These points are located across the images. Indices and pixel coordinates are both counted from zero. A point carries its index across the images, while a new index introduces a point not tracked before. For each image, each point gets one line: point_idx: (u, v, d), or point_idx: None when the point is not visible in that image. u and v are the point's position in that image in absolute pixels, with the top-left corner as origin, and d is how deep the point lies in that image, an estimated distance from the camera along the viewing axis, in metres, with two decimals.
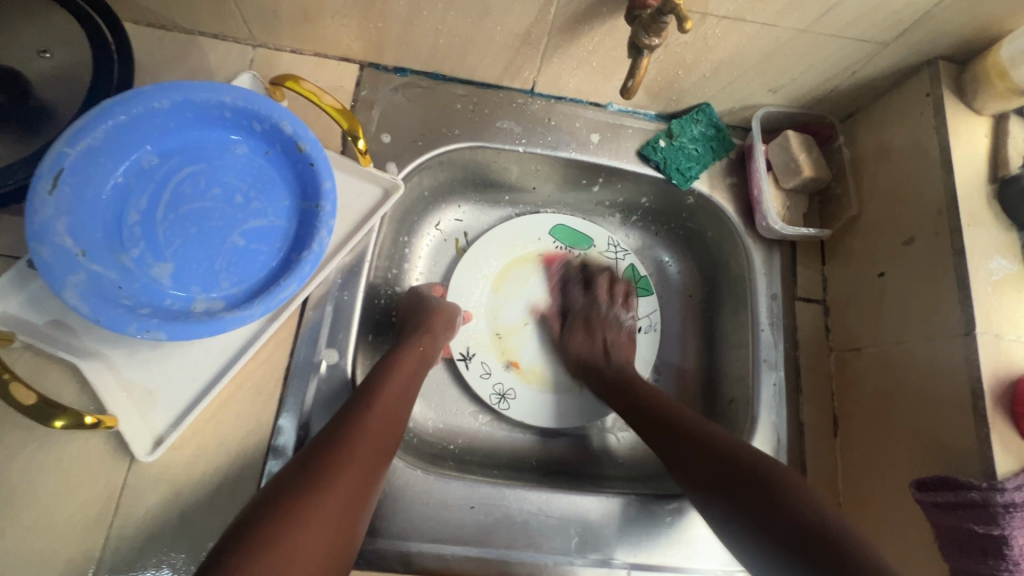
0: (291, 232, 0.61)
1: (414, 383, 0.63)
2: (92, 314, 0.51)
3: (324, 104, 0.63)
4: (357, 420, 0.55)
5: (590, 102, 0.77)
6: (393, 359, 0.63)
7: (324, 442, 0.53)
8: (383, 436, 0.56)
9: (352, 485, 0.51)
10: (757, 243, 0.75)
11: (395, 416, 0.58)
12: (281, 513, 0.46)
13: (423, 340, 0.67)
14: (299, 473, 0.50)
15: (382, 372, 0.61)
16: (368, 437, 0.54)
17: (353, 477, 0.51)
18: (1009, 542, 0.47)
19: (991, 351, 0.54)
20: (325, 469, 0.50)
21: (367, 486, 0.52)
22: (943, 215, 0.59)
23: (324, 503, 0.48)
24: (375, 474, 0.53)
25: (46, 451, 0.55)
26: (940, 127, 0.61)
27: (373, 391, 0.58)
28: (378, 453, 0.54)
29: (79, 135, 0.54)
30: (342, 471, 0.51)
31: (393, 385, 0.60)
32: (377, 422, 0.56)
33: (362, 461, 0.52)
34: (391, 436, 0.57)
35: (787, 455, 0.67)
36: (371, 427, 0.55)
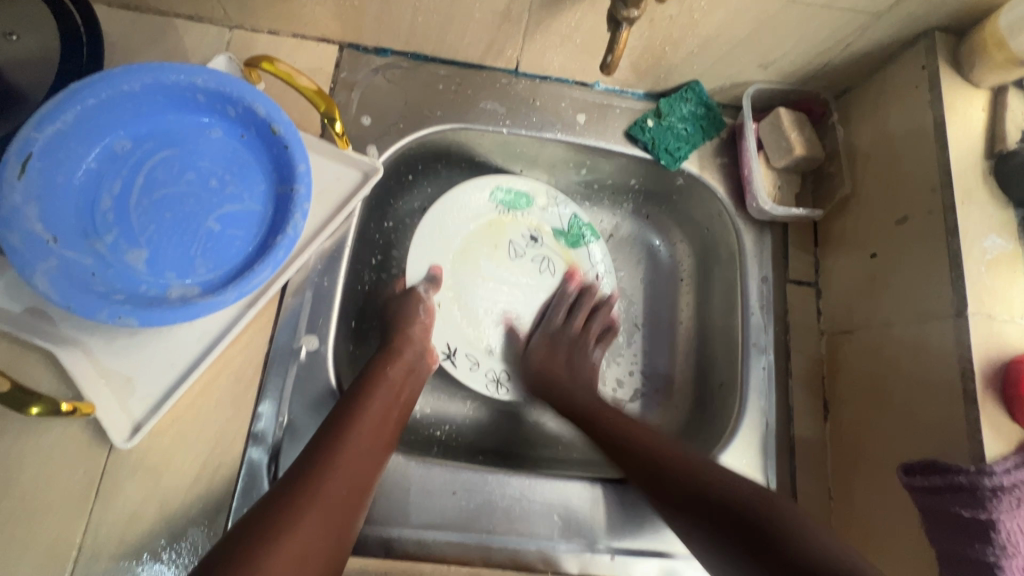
0: (267, 217, 0.60)
1: (397, 400, 0.60)
2: (64, 301, 0.51)
3: (299, 85, 0.61)
4: (333, 445, 0.53)
5: (576, 82, 0.75)
6: (377, 374, 0.61)
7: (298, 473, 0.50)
8: (363, 460, 0.54)
9: (326, 517, 0.49)
10: (747, 224, 0.73)
11: (377, 438, 0.56)
12: (249, 550, 0.44)
13: (408, 352, 0.64)
14: (268, 506, 0.48)
15: (365, 389, 0.59)
16: (344, 463, 0.52)
17: (327, 508, 0.49)
18: (997, 526, 0.46)
19: (983, 331, 0.52)
20: (298, 501, 0.48)
21: (343, 517, 0.50)
22: (937, 193, 0.57)
23: (295, 536, 0.46)
24: (352, 504, 0.51)
25: (24, 439, 0.55)
26: (935, 101, 0.59)
27: (354, 412, 0.56)
28: (356, 480, 0.52)
29: (47, 119, 0.53)
30: (315, 502, 0.49)
31: (377, 404, 0.58)
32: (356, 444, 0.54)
33: (337, 492, 0.50)
34: (372, 460, 0.55)
35: (776, 439, 0.66)
36: (350, 453, 0.53)
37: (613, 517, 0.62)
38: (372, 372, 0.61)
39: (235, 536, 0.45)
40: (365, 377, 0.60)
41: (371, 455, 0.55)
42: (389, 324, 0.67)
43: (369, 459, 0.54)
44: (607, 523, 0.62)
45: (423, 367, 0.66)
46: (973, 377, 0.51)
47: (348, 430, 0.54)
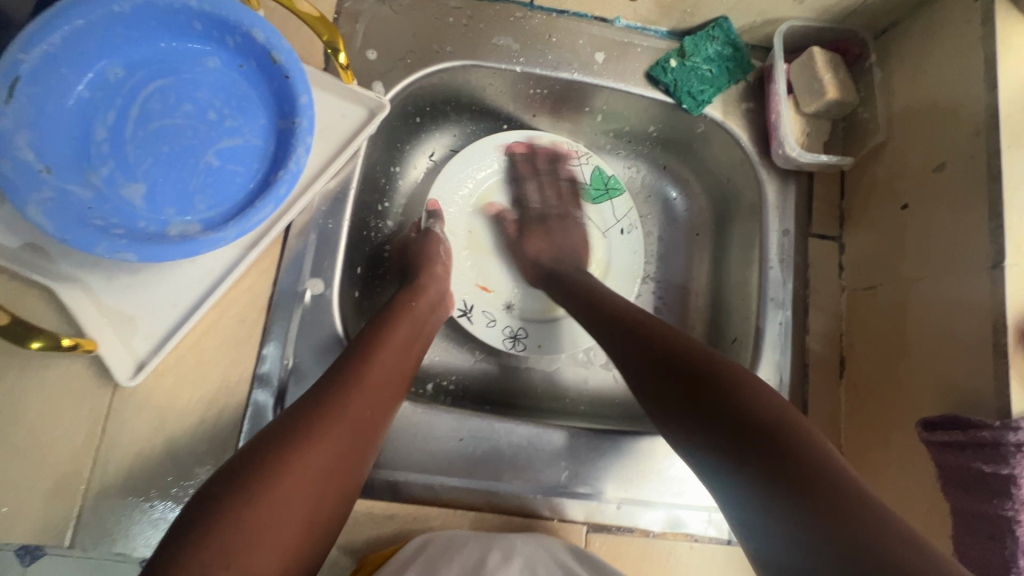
0: (268, 153, 0.57)
1: (418, 335, 0.60)
2: (59, 233, 0.49)
3: (300, 11, 0.57)
4: (358, 368, 0.52)
5: (595, 16, 0.70)
6: (399, 310, 0.60)
7: (319, 395, 0.50)
8: (385, 388, 0.53)
9: (346, 439, 0.48)
10: (771, 173, 0.70)
11: (398, 371, 0.55)
12: (268, 464, 0.44)
13: (429, 288, 0.64)
14: (289, 422, 0.47)
15: (387, 321, 0.58)
16: (368, 389, 0.51)
17: (348, 431, 0.49)
18: (1019, 482, 0.45)
19: (1020, 284, 0.49)
20: (319, 421, 0.47)
21: (363, 440, 0.50)
22: (982, 137, 0.53)
23: (314, 454, 0.46)
24: (372, 430, 0.51)
25: (27, 375, 0.55)
26: (987, 37, 0.54)
27: (376, 342, 0.55)
28: (377, 407, 0.52)
29: (34, 40, 0.50)
30: (335, 423, 0.48)
31: (400, 337, 0.57)
32: (379, 373, 0.53)
33: (360, 416, 0.50)
34: (393, 389, 0.54)
35: (789, 394, 0.64)
36: (372, 379, 0.52)
37: (621, 467, 0.62)
38: (396, 306, 0.60)
39: (257, 447, 0.45)
40: (386, 311, 0.60)
41: (393, 385, 0.54)
42: (410, 268, 0.66)
43: (390, 387, 0.54)
44: (614, 473, 0.62)
45: (443, 307, 0.65)
46: (1005, 331, 0.48)
47: (372, 358, 0.54)
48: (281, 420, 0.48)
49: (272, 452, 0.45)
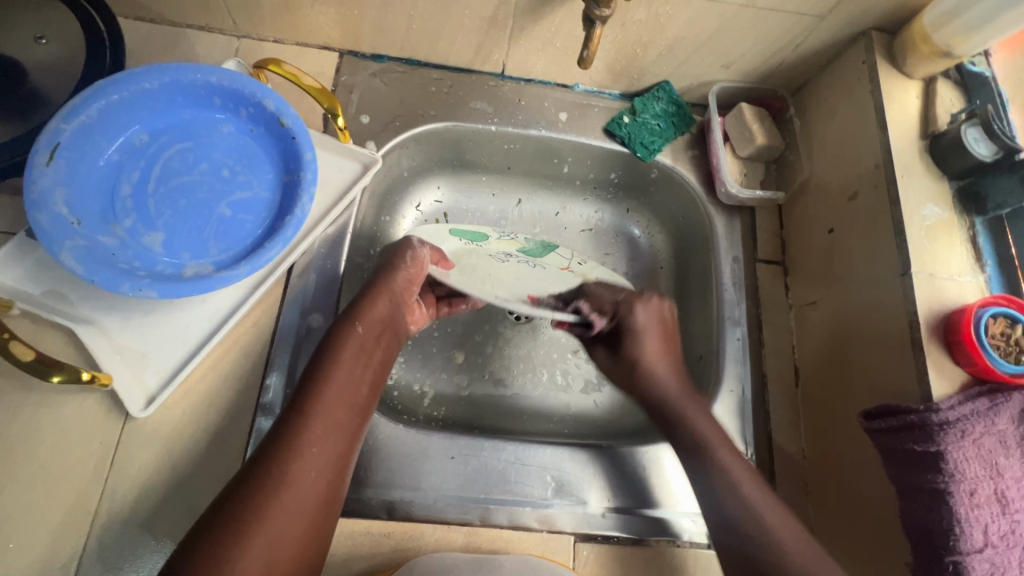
0: (275, 203, 0.65)
1: (362, 374, 0.58)
2: (88, 275, 0.55)
3: (304, 84, 0.67)
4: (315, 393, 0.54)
5: (557, 83, 0.82)
6: (336, 350, 0.57)
7: (254, 469, 0.49)
8: (330, 441, 0.53)
9: (295, 509, 0.48)
10: (718, 209, 0.79)
11: (341, 419, 0.54)
12: (212, 557, 0.44)
13: (375, 312, 0.61)
14: (231, 503, 0.48)
15: (323, 366, 0.56)
16: (309, 448, 0.51)
17: (295, 501, 0.49)
18: (944, 457, 0.51)
19: (926, 286, 0.58)
20: (259, 497, 0.48)
21: (315, 503, 0.50)
22: (881, 169, 0.64)
23: (262, 535, 0.46)
24: (323, 489, 0.51)
25: (44, 412, 0.58)
26: (875, 91, 0.66)
27: (313, 391, 0.54)
28: (324, 463, 0.52)
29: (74, 112, 0.58)
30: (279, 496, 0.48)
31: (353, 354, 0.58)
32: (319, 429, 0.52)
33: (306, 480, 0.50)
34: (339, 439, 0.53)
35: (751, 402, 0.71)
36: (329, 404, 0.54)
37: (601, 478, 0.66)
38: (332, 344, 0.58)
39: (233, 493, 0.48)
40: (325, 349, 0.58)
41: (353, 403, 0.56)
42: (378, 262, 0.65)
43: (335, 439, 0.53)
44: (596, 484, 0.66)
45: (399, 322, 0.64)
46: (918, 327, 0.56)
47: (308, 414, 0.52)
48: (222, 500, 0.48)
49: (214, 542, 0.45)
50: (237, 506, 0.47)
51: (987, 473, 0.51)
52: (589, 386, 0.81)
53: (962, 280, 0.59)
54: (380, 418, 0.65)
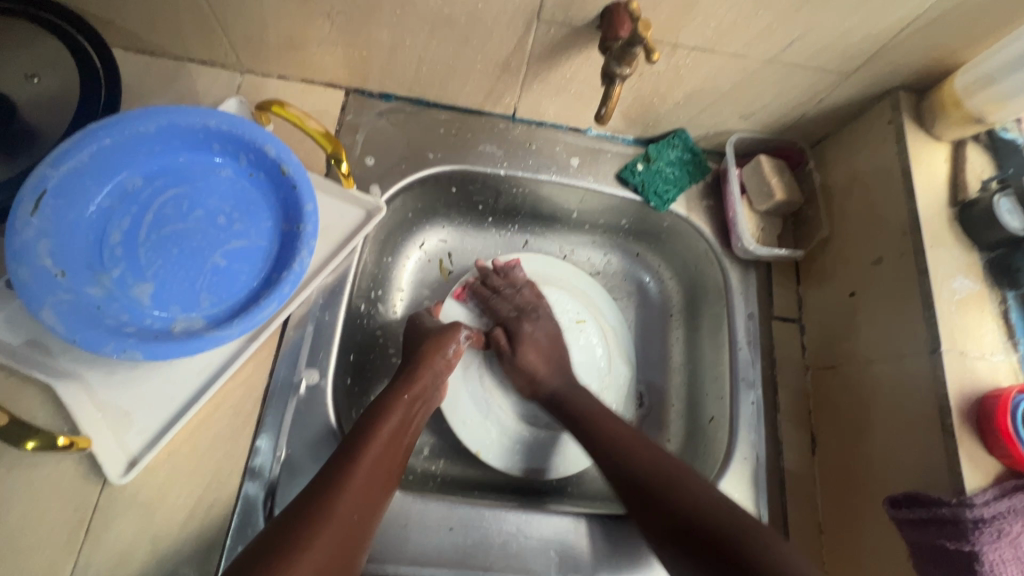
0: (272, 253, 0.62)
1: (407, 428, 0.60)
2: (69, 335, 0.52)
3: (308, 128, 0.64)
4: (356, 447, 0.55)
5: (570, 127, 0.80)
6: (390, 401, 0.61)
7: (305, 503, 0.50)
8: (371, 485, 0.54)
9: (332, 545, 0.48)
10: (733, 263, 0.77)
11: (385, 466, 0.56)
12: None
13: (424, 376, 0.65)
14: (275, 534, 0.48)
15: (376, 414, 0.59)
16: (354, 487, 0.52)
17: (335, 535, 0.49)
18: (980, 558, 0.48)
19: (957, 366, 0.55)
20: (304, 526, 0.48)
21: (349, 544, 0.50)
22: (908, 236, 0.61)
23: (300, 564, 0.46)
24: (350, 550, 0.50)
25: (16, 474, 0.55)
26: (902, 152, 0.64)
27: (358, 447, 0.55)
28: (362, 505, 0.52)
29: (63, 157, 0.55)
30: (323, 527, 0.49)
31: (396, 420, 0.59)
32: (366, 469, 0.54)
33: (344, 521, 0.50)
34: (379, 493, 0.54)
35: (766, 471, 0.67)
36: (371, 463, 0.55)
37: (608, 551, 0.62)
38: (383, 401, 0.61)
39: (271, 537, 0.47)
40: (378, 403, 0.61)
41: (388, 467, 0.56)
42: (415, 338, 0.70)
43: (376, 484, 0.54)
44: (602, 559, 0.62)
45: (435, 398, 0.66)
46: (950, 412, 0.53)
47: (358, 455, 0.54)
48: (267, 531, 0.48)
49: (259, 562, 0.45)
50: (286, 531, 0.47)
51: None
52: None
53: (994, 359, 0.56)
54: None
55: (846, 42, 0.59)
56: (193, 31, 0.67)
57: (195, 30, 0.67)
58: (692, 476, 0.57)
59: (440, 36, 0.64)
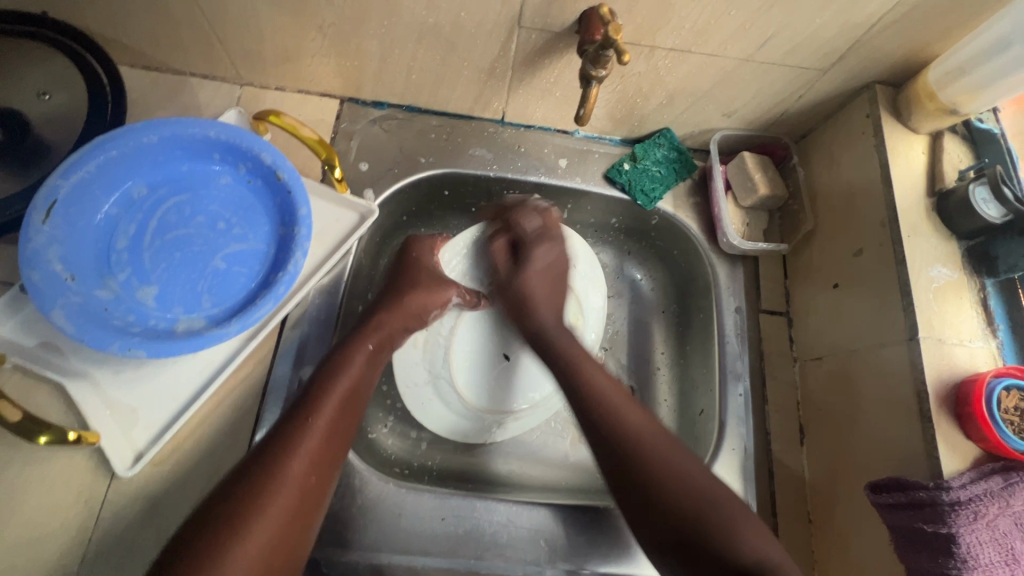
0: (269, 256, 0.65)
1: (372, 367, 0.61)
2: (78, 335, 0.55)
3: (303, 136, 0.67)
4: (321, 386, 0.56)
5: (557, 129, 0.82)
6: (354, 342, 0.62)
7: (254, 467, 0.49)
8: (326, 446, 0.53)
9: (287, 508, 0.49)
10: (719, 258, 0.78)
11: (339, 426, 0.55)
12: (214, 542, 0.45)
13: (390, 320, 0.66)
14: (226, 501, 0.47)
15: (330, 371, 0.58)
16: (306, 449, 0.52)
17: (303, 471, 0.51)
18: (956, 539, 0.49)
19: (935, 353, 0.56)
20: (257, 492, 0.48)
21: (306, 506, 0.50)
22: (886, 227, 0.62)
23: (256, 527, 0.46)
24: (318, 487, 0.52)
25: (30, 467, 0.58)
26: (880, 145, 0.65)
27: (322, 387, 0.56)
28: (318, 467, 0.52)
29: (72, 169, 0.58)
30: (276, 491, 0.49)
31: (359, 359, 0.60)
32: (321, 431, 0.53)
33: (299, 484, 0.50)
34: (344, 431, 0.56)
35: (754, 461, 0.68)
36: (335, 401, 0.56)
37: (597, 540, 0.64)
38: (337, 356, 0.60)
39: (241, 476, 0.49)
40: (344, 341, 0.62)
41: (354, 406, 0.58)
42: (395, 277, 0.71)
43: (332, 445, 0.54)
44: (592, 548, 0.64)
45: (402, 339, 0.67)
46: (927, 397, 0.54)
47: (310, 416, 0.54)
48: (220, 495, 0.48)
49: (211, 533, 0.45)
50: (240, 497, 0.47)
51: (1000, 557, 0.49)
52: None
53: (973, 346, 0.57)
54: (370, 476, 0.64)
55: (819, 39, 0.61)
56: (194, 47, 0.70)
57: (196, 46, 0.70)
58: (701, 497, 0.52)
59: (426, 44, 0.66)
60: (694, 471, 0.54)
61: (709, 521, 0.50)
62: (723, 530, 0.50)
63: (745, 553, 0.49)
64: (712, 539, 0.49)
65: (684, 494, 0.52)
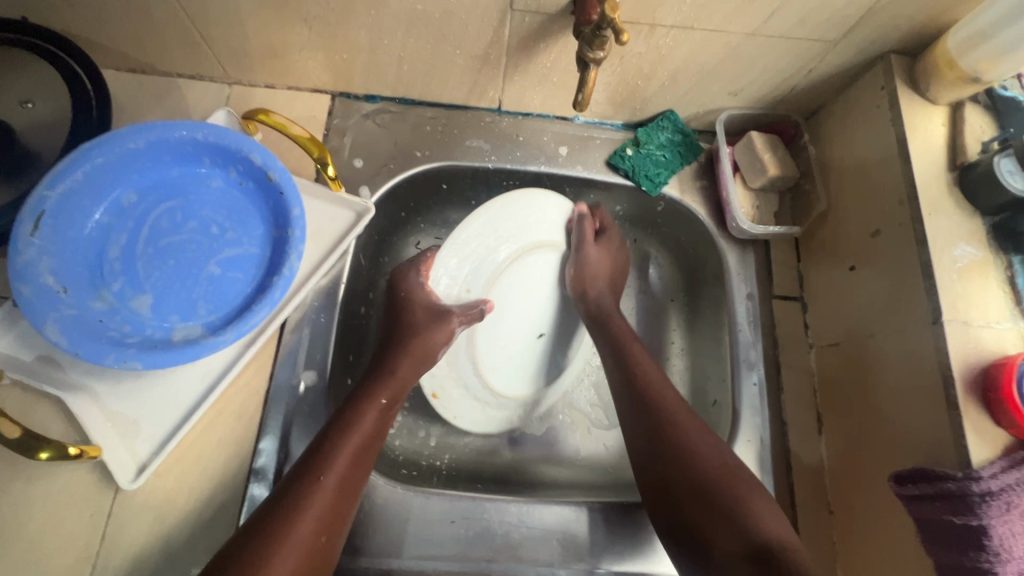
0: (265, 259, 0.63)
1: (383, 422, 0.60)
2: (72, 348, 0.54)
3: (292, 134, 0.64)
4: (335, 439, 0.55)
5: (557, 116, 0.79)
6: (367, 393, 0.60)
7: (259, 528, 0.48)
8: (335, 508, 0.52)
9: (291, 574, 0.47)
10: (729, 243, 0.75)
11: (351, 486, 0.54)
12: None
13: (401, 370, 0.64)
14: (230, 565, 0.46)
15: (343, 428, 0.57)
16: (316, 510, 0.51)
17: (309, 535, 0.49)
18: (988, 532, 0.46)
19: (960, 337, 0.53)
20: (266, 550, 0.47)
21: (314, 566, 0.49)
22: (906, 206, 0.59)
23: None
24: (323, 553, 0.50)
25: (34, 483, 0.57)
26: (897, 119, 0.62)
27: (333, 444, 0.55)
28: (327, 528, 0.51)
29: (59, 178, 0.57)
30: (284, 550, 0.47)
31: (371, 415, 0.59)
32: (330, 494, 0.52)
33: (306, 545, 0.49)
34: (354, 489, 0.54)
35: (771, 451, 0.66)
36: (345, 459, 0.54)
37: (612, 539, 0.63)
38: (348, 413, 0.58)
39: (246, 535, 0.48)
40: (356, 392, 0.61)
41: (363, 464, 0.56)
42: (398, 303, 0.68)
43: (340, 505, 0.52)
44: (607, 546, 0.62)
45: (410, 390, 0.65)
46: (953, 383, 0.52)
47: (322, 475, 0.53)
48: (221, 559, 0.46)
49: None
50: (247, 556, 0.46)
51: None
52: (597, 422, 0.78)
53: (1001, 327, 0.54)
54: (378, 480, 0.62)
55: (830, 9, 0.57)
56: (178, 47, 0.68)
57: (179, 46, 0.68)
58: (705, 455, 0.56)
59: (416, 33, 0.64)
60: (724, 451, 0.57)
61: (730, 498, 0.53)
62: (745, 508, 0.52)
63: (761, 532, 0.51)
64: (731, 519, 0.52)
65: (709, 470, 0.55)
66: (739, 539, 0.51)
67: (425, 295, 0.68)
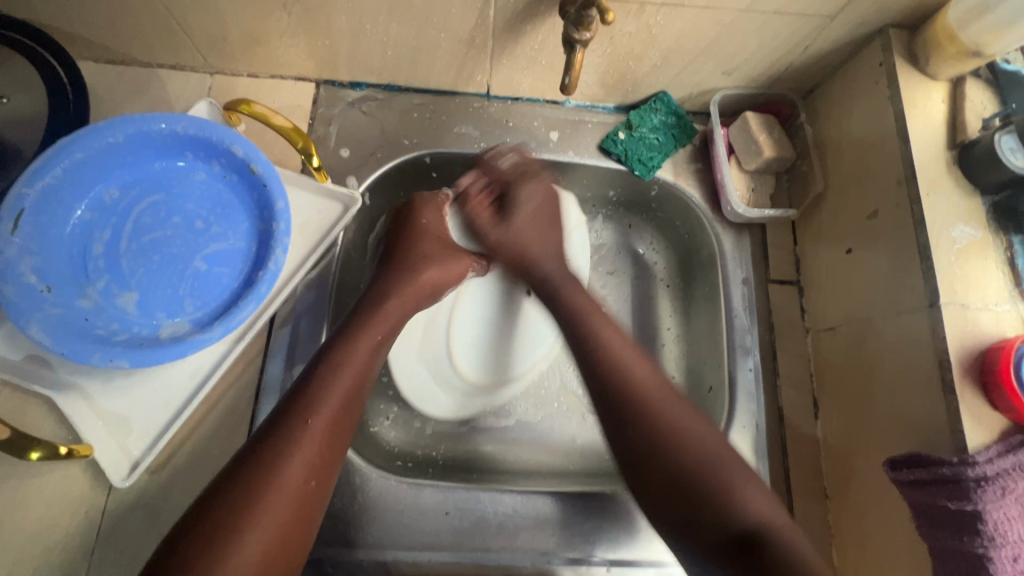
0: (251, 253, 0.62)
1: (372, 364, 0.58)
2: (58, 348, 0.53)
3: (276, 125, 0.63)
4: (323, 381, 0.54)
5: (547, 100, 0.77)
6: (357, 331, 0.59)
7: (248, 465, 0.48)
8: (326, 449, 0.52)
9: (283, 517, 0.47)
10: (725, 228, 0.74)
11: (340, 426, 0.53)
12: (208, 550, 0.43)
13: (391, 309, 0.62)
14: (223, 501, 0.46)
15: (328, 370, 0.55)
16: (306, 451, 0.50)
17: (299, 474, 0.49)
18: (983, 517, 0.46)
19: (957, 321, 0.52)
20: (256, 496, 0.46)
21: (307, 508, 0.49)
22: (903, 186, 0.58)
23: (253, 534, 0.45)
24: (316, 493, 0.50)
25: (28, 482, 0.57)
26: (895, 97, 0.60)
27: (321, 386, 0.53)
28: (316, 470, 0.50)
29: (37, 175, 0.56)
30: (273, 499, 0.47)
31: (360, 353, 0.57)
32: (319, 435, 0.51)
33: (296, 487, 0.49)
34: (343, 433, 0.54)
35: (767, 437, 0.66)
36: (334, 401, 0.53)
37: (607, 527, 0.63)
38: (336, 353, 0.56)
39: (235, 474, 0.48)
40: (347, 328, 0.59)
41: (351, 413, 0.55)
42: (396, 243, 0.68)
43: (330, 448, 0.52)
44: (602, 534, 0.62)
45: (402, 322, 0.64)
46: (950, 367, 0.51)
47: (308, 418, 0.51)
48: (213, 494, 0.47)
49: (207, 529, 0.44)
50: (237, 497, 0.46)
51: None
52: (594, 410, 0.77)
53: (999, 310, 0.53)
54: (372, 472, 0.62)
55: None
56: (156, 37, 0.67)
57: (158, 35, 0.66)
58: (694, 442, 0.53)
59: (398, 17, 0.62)
60: (710, 441, 0.53)
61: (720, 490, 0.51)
62: (732, 493, 0.50)
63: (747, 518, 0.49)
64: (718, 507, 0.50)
65: (689, 461, 0.52)
66: (724, 527, 0.49)
67: (404, 254, 0.67)
